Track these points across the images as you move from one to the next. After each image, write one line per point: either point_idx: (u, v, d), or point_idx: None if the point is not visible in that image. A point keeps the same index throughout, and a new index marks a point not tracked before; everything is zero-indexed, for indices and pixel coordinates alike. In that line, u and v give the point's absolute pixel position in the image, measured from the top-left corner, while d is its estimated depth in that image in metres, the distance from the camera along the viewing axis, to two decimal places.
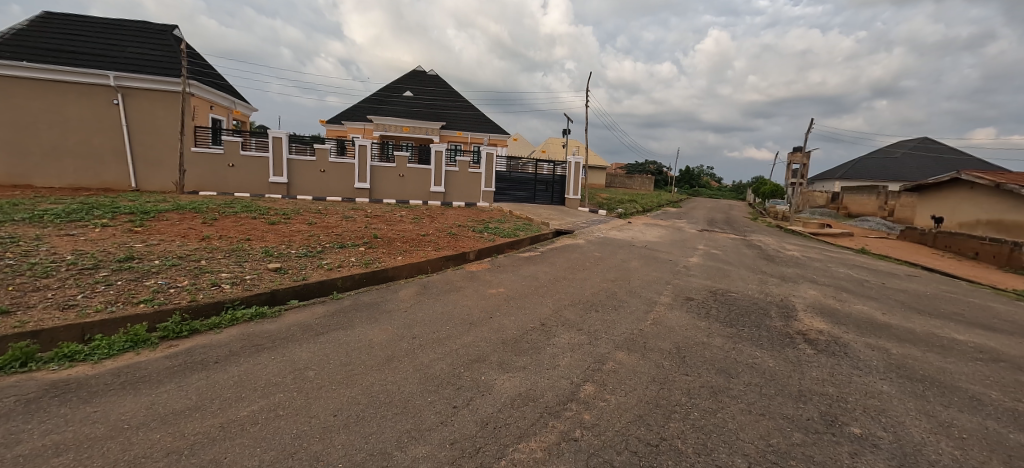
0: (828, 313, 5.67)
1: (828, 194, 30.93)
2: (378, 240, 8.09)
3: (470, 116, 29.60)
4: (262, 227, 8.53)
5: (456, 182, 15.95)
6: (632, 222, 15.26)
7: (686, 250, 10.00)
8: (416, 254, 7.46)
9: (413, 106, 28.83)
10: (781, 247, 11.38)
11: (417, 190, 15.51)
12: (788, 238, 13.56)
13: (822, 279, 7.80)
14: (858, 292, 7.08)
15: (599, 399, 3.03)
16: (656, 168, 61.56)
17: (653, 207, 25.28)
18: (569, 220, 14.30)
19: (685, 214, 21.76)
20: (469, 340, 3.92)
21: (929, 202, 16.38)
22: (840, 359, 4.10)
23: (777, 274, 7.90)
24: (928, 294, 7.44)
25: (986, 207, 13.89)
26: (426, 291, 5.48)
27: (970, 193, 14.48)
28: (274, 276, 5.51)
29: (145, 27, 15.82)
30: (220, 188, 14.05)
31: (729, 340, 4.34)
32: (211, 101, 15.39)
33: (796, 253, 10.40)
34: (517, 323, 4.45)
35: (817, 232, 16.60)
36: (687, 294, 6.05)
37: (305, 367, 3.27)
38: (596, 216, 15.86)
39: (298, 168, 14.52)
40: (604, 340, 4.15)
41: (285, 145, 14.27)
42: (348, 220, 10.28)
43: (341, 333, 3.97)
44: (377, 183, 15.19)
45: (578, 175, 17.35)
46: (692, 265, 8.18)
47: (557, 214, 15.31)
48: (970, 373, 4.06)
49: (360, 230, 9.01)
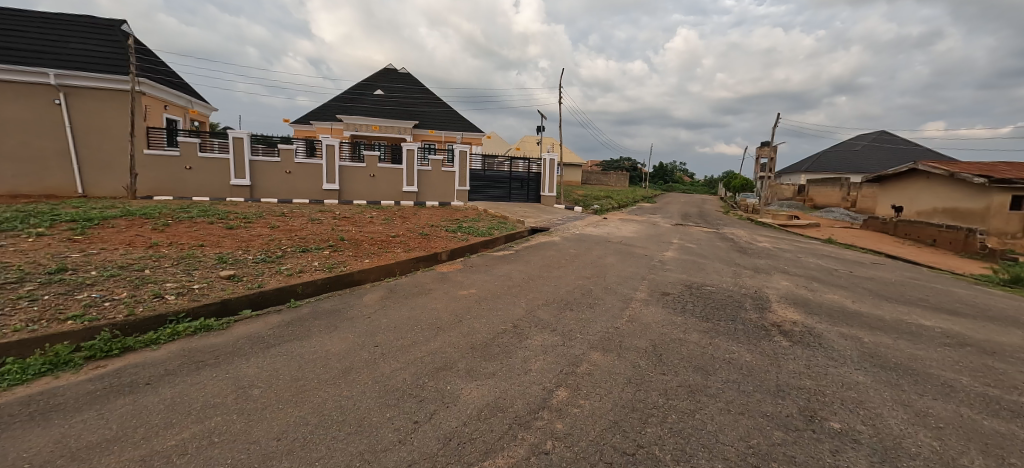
0: (801, 303, 5.68)
1: (795, 187, 31.98)
2: (344, 243, 7.71)
3: (443, 115, 29.14)
4: (219, 232, 8.01)
5: (429, 181, 15.61)
6: (608, 218, 15.27)
7: (661, 244, 10.00)
8: (384, 256, 7.13)
9: (385, 105, 28.16)
10: (752, 238, 11.55)
11: (389, 190, 15.07)
12: (760, 230, 13.83)
13: (793, 269, 7.89)
14: (828, 280, 7.19)
15: (572, 406, 2.83)
16: (631, 164, 62.42)
17: (629, 203, 25.52)
18: (545, 218, 14.17)
19: (659, 209, 22.01)
20: (435, 347, 3.67)
21: (889, 192, 17.04)
22: (815, 350, 4.06)
23: (750, 265, 7.96)
24: (893, 280, 7.63)
25: (941, 196, 14.56)
26: (391, 294, 5.18)
27: (926, 183, 15.14)
28: (226, 284, 5.10)
29: (91, 22, 14.77)
30: (177, 192, 13.25)
31: (705, 334, 4.24)
32: (166, 100, 14.51)
33: (767, 245, 10.56)
34: (487, 326, 4.23)
35: (786, 224, 17.05)
36: (662, 288, 5.96)
37: (249, 385, 2.95)
38: (572, 213, 15.79)
39: (261, 170, 13.86)
40: (579, 340, 3.97)
41: (247, 146, 13.58)
42: (314, 222, 9.81)
43: (295, 344, 3.65)
44: (347, 184, 14.66)
45: (553, 172, 17.27)
46: (667, 259, 8.15)
47: (533, 212, 15.16)
48: (940, 358, 4.09)
49: (325, 232, 8.60)
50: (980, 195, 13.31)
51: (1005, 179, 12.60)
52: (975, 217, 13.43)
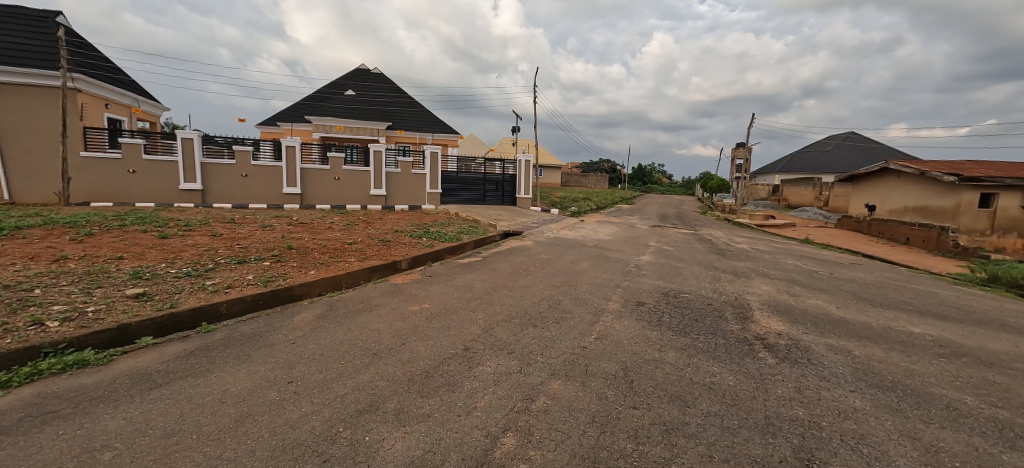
0: (784, 310, 5.27)
1: (770, 187, 32.41)
2: (291, 252, 6.95)
3: (417, 116, 28.35)
4: (148, 241, 7.14)
5: (399, 184, 14.88)
6: (585, 221, 14.85)
7: (638, 247, 9.58)
8: (334, 266, 6.42)
9: (356, 106, 27.19)
10: (730, 240, 11.27)
11: (355, 194, 14.26)
12: (738, 231, 13.62)
13: (773, 272, 7.54)
14: (810, 283, 6.85)
15: (519, 461, 2.25)
16: (610, 166, 62.66)
17: (608, 205, 25.25)
18: (520, 221, 13.62)
19: (638, 210, 21.77)
20: (363, 381, 3.04)
21: (861, 191, 17.17)
22: (804, 368, 3.60)
23: (729, 269, 7.58)
24: (874, 282, 7.36)
25: (912, 194, 14.68)
26: (329, 313, 4.50)
27: (897, 181, 15.26)
28: (131, 305, 4.34)
29: (21, 13, 13.53)
30: (119, 197, 12.10)
31: (682, 353, 3.73)
32: (107, 98, 13.37)
33: (745, 246, 10.27)
34: (433, 351, 3.61)
35: (763, 224, 16.98)
36: (637, 297, 5.46)
37: (101, 447, 2.27)
38: (548, 216, 15.30)
39: (214, 173, 12.87)
40: (538, 366, 3.40)
41: (198, 147, 12.58)
42: (265, 229, 8.98)
43: (188, 383, 2.95)
44: (310, 187, 13.80)
45: (528, 174, 16.76)
46: (643, 263, 7.69)
47: (507, 215, 14.59)
48: (938, 373, 3.69)
49: (273, 240, 7.80)
50: (949, 192, 13.43)
51: (974, 176, 12.75)
52: (945, 214, 13.56)
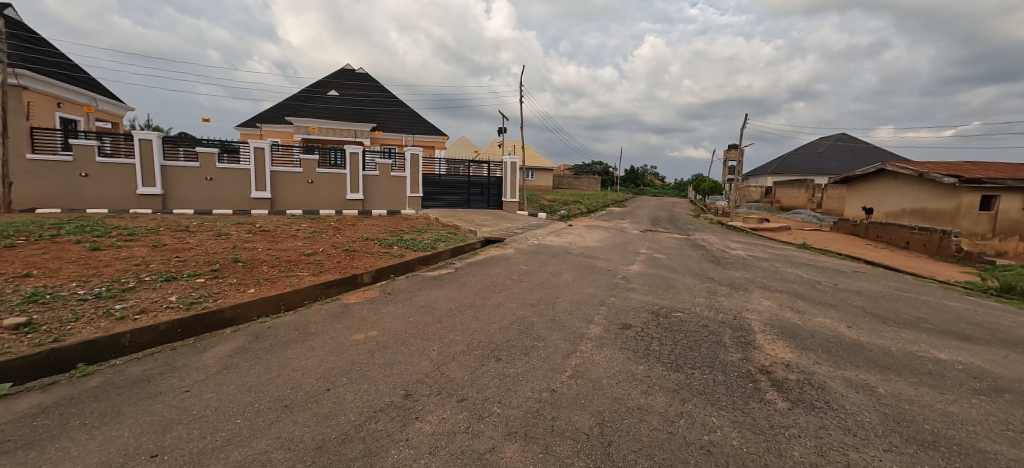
0: (790, 332, 4.62)
1: (762, 189, 32.07)
2: (237, 265, 6.16)
3: (403, 118, 27.59)
4: (73, 254, 6.30)
5: (377, 188, 14.12)
6: (573, 225, 14.19)
7: (626, 255, 8.93)
8: (281, 282, 5.65)
9: (340, 107, 26.34)
10: (724, 246, 10.66)
11: (330, 198, 13.46)
12: (732, 235, 13.04)
13: (773, 283, 6.91)
14: (813, 296, 6.23)
15: None
16: (603, 168, 62.26)
17: (599, 208, 24.63)
18: (504, 226, 12.93)
19: (629, 213, 21.16)
20: (256, 452, 2.30)
21: (857, 193, 16.71)
22: (822, 415, 2.93)
23: (724, 280, 6.94)
24: (882, 293, 6.77)
25: (909, 196, 14.22)
26: (253, 345, 3.74)
27: (894, 183, 14.81)
28: (5, 339, 3.54)
29: None
30: (69, 203, 11.12)
31: (674, 397, 3.04)
32: (59, 96, 12.45)
33: (740, 253, 9.66)
34: (364, 399, 2.88)
35: (757, 227, 16.46)
36: (622, 318, 4.76)
37: None
38: (535, 220, 14.62)
39: (176, 176, 12.00)
40: (492, 420, 2.69)
41: (157, 148, 11.72)
42: (218, 238, 8.16)
43: (12, 462, 2.19)
44: (280, 191, 12.97)
45: (514, 176, 16.07)
46: (632, 274, 7.02)
47: (491, 219, 13.89)
48: (983, 418, 3.05)
49: (221, 251, 7.00)
50: (949, 195, 12.98)
51: (974, 178, 12.28)
52: (944, 217, 13.10)
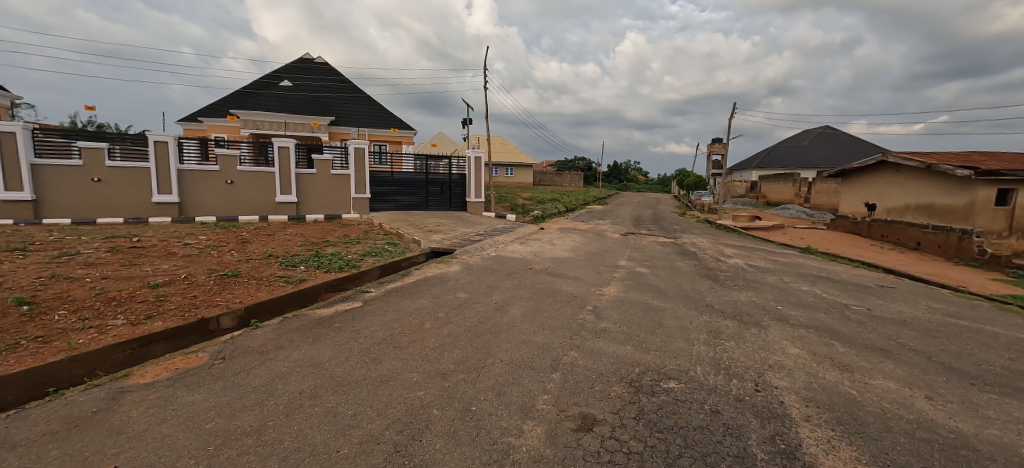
0: (850, 419, 2.84)
1: (748, 184, 30.92)
2: (15, 311, 4.11)
3: (366, 111, 25.29)
4: None
5: (314, 188, 12.00)
6: (545, 228, 12.35)
7: (602, 269, 7.11)
8: (63, 341, 3.64)
9: (293, 98, 23.90)
10: (718, 253, 8.97)
11: (255, 202, 11.33)
12: (724, 239, 11.39)
13: (792, 312, 5.14)
14: (851, 333, 4.50)
15: None
16: (586, 164, 60.83)
17: (579, 206, 22.91)
18: (462, 230, 11.03)
19: (610, 213, 19.41)
20: None
21: (855, 188, 15.33)
22: None
23: (728, 308, 5.19)
24: (932, 320, 5.11)
25: (916, 191, 12.81)
26: None
27: (897, 176, 13.42)
28: None
29: None
30: None
31: None
32: None
33: (740, 264, 7.94)
34: None
35: (748, 227, 14.95)
36: (581, 402, 2.91)
37: None
38: (501, 223, 12.75)
39: (52, 178, 9.62)
40: None
41: (24, 142, 9.22)
42: (53, 261, 6.04)
43: None
44: (191, 195, 10.78)
45: (479, 173, 14.13)
46: (606, 303, 5.18)
47: (450, 223, 11.98)
48: None
49: (24, 284, 4.90)
50: (962, 189, 11.56)
51: (991, 169, 10.88)
52: (955, 215, 11.71)
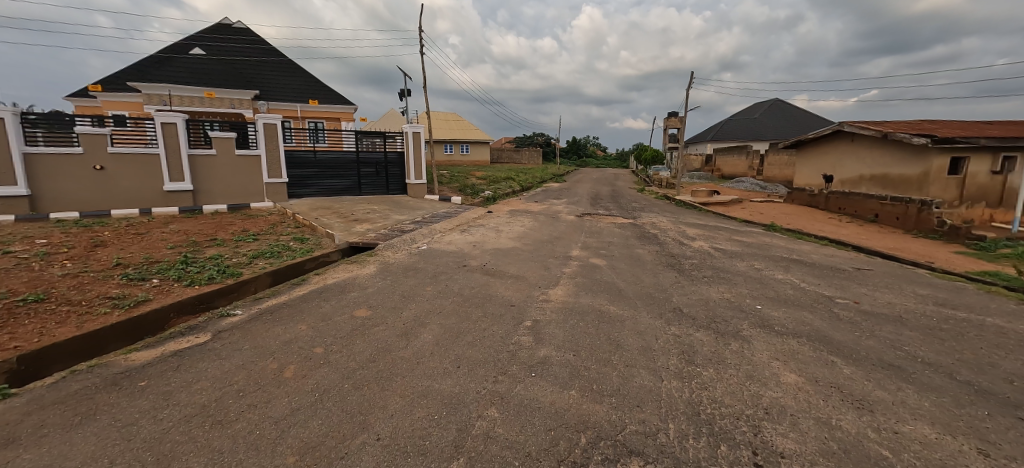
0: None
1: (703, 157, 30.98)
2: None
3: (296, 84, 22.44)
4: None
5: (216, 173, 9.84)
6: (493, 212, 11.09)
7: (551, 262, 5.96)
8: None
9: (205, 66, 20.50)
10: (681, 236, 8.08)
11: (138, 192, 9.08)
12: (685, 217, 10.59)
13: (775, 313, 4.20)
14: (849, 342, 3.60)
15: None
16: (545, 140, 59.61)
17: (536, 185, 21.78)
18: (396, 217, 9.56)
19: (567, 191, 18.37)
20: None
21: (810, 159, 15.15)
22: None
23: (701, 313, 4.17)
24: (927, 313, 4.36)
25: (870, 161, 12.66)
26: None
27: (852, 146, 13.21)
28: None
29: None
30: None
31: None
32: None
33: (705, 248, 7.05)
34: None
35: (707, 203, 14.38)
36: None
37: None
38: (445, 207, 11.36)
39: None
40: None
41: None
42: None
43: None
44: (46, 185, 8.26)
45: (419, 151, 12.47)
46: (550, 316, 4.01)
47: (384, 208, 10.45)
48: None
49: None
50: (916, 158, 11.37)
51: (947, 137, 10.63)
52: (910, 185, 11.54)
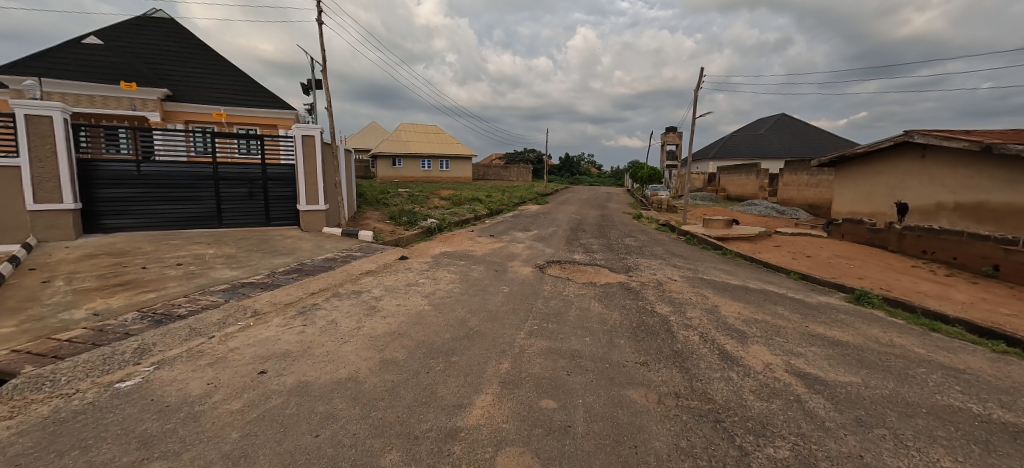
0: None
1: (704, 176, 27.88)
2: None
3: (224, 83, 18.67)
4: None
5: None
6: (412, 257, 7.22)
7: None
8: None
9: (101, 54, 16.57)
10: (719, 327, 4.19)
11: None
12: (708, 271, 6.75)
13: None
14: None
15: None
16: (536, 155, 56.18)
17: (510, 207, 18.10)
18: (229, 270, 5.64)
19: (544, 216, 14.62)
20: None
21: (860, 178, 11.53)
22: None
23: None
24: None
25: (957, 183, 8.99)
26: None
27: (929, 163, 9.60)
28: None
29: None
30: None
31: None
32: None
33: (784, 379, 3.16)
34: None
35: (727, 238, 10.60)
36: None
37: None
38: (341, 247, 7.48)
39: None
40: None
41: None
42: None
43: None
44: None
45: (316, 164, 8.53)
46: None
47: (230, 251, 6.54)
48: None
49: None
50: None
51: None
52: None
